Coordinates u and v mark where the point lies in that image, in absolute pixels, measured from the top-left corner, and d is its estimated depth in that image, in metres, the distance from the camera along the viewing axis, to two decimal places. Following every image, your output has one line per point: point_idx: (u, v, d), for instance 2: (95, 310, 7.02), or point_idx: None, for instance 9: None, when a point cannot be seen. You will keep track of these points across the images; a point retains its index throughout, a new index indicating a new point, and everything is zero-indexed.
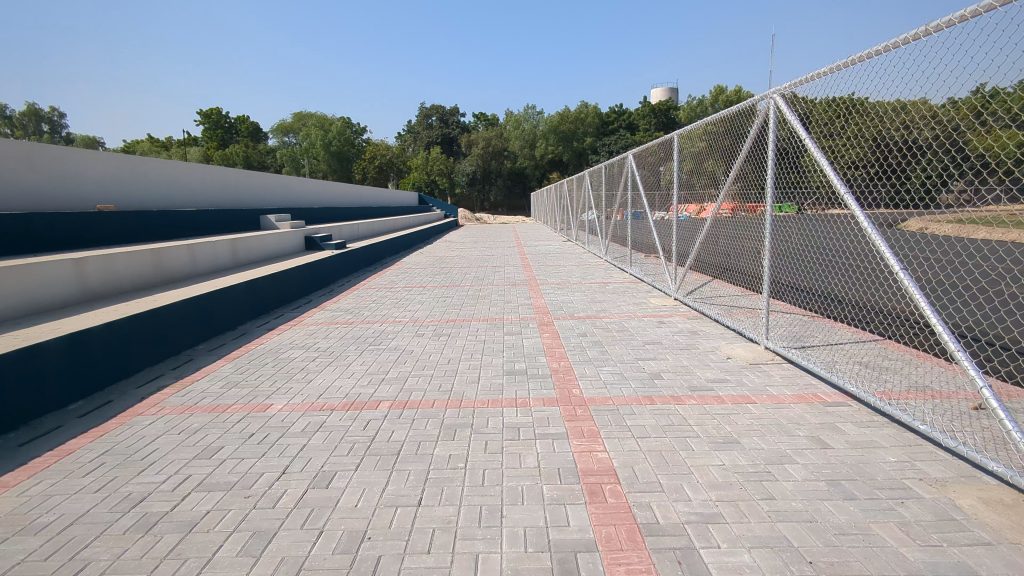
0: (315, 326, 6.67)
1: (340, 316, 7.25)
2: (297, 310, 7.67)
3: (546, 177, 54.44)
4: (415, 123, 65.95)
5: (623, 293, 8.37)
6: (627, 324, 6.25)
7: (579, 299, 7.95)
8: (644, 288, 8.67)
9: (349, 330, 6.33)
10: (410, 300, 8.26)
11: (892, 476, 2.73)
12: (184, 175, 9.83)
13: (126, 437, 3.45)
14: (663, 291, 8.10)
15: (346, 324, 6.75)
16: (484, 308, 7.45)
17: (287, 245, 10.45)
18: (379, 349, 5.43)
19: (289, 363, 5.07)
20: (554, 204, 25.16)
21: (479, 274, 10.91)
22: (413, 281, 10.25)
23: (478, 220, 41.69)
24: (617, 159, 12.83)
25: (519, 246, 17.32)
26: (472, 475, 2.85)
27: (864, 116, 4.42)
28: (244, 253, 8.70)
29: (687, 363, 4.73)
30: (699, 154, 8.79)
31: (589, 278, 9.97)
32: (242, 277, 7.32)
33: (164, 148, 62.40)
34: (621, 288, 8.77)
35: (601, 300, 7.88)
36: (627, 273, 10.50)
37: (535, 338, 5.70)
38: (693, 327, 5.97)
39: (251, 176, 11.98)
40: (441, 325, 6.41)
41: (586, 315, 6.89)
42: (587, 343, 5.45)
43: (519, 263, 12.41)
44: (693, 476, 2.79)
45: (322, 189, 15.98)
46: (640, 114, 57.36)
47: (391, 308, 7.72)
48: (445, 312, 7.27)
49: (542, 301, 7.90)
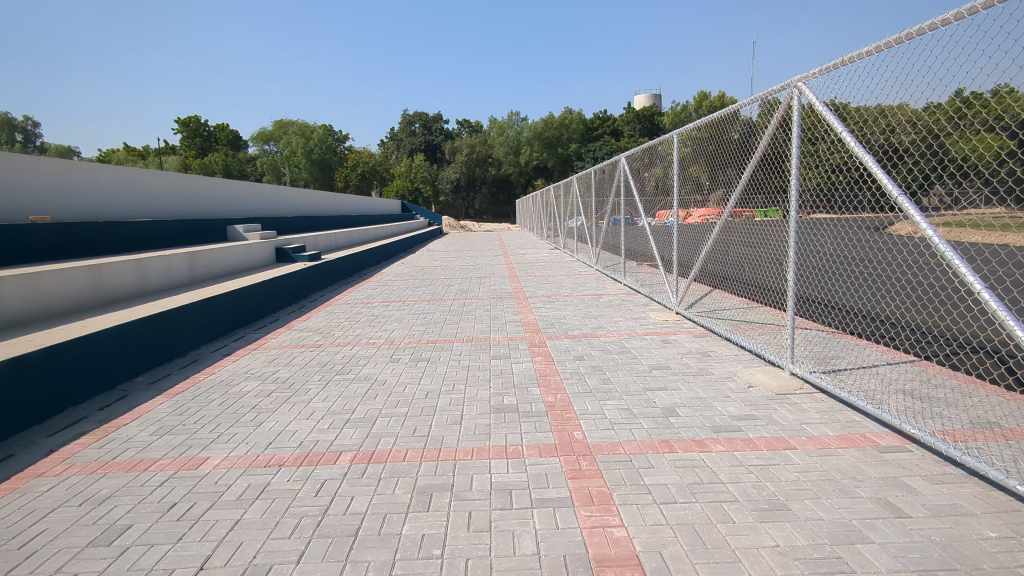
0: (278, 350, 5.93)
1: (307, 338, 6.51)
2: (261, 331, 6.91)
3: (531, 184, 53.90)
4: (398, 131, 65.25)
5: (620, 307, 7.72)
6: (628, 344, 5.58)
7: (572, 314, 7.29)
8: (641, 301, 8.03)
9: (316, 356, 5.60)
10: (388, 318, 7.53)
11: (1002, 563, 2.08)
12: (138, 183, 9.06)
13: (10, 512, 2.71)
14: (663, 305, 7.46)
15: (313, 347, 6.01)
16: (468, 326, 6.76)
17: (255, 258, 9.68)
18: (347, 379, 4.72)
19: (240, 398, 4.35)
20: (541, 211, 24.48)
21: (463, 286, 10.21)
22: (392, 295, 9.53)
23: (462, 227, 41.02)
24: (606, 164, 12.16)
25: (505, 255, 16.62)
26: (451, 569, 2.16)
27: (852, 119, 4.07)
28: (205, 268, 7.93)
29: (704, 394, 4.07)
30: (684, 159, 8.35)
31: (581, 290, 9.32)
32: (198, 295, 6.57)
33: (140, 157, 61.04)
34: (617, 301, 8.13)
35: (597, 315, 7.22)
36: (621, 283, 9.85)
37: (526, 363, 5.02)
38: (703, 348, 5.32)
39: (215, 184, 11.19)
40: (419, 348, 5.71)
41: (581, 333, 6.23)
42: (585, 369, 4.78)
43: (506, 274, 11.73)
44: (743, 567, 2.12)
45: (297, 198, 15.22)
46: (624, 120, 57.07)
47: (365, 327, 6.98)
48: (424, 331, 6.56)
49: (532, 316, 7.22)
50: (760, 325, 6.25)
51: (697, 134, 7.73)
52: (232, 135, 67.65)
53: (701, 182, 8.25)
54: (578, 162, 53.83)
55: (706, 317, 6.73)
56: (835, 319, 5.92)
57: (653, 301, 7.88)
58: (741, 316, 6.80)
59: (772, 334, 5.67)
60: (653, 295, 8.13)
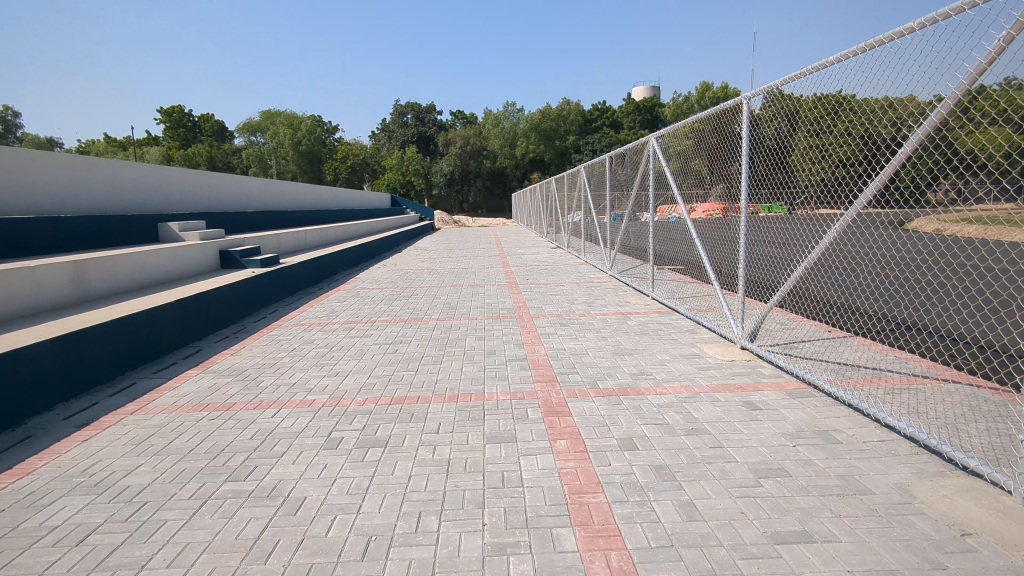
0: (166, 415, 3.94)
1: (221, 390, 4.51)
2: (162, 374, 4.93)
3: (527, 177, 51.97)
4: (390, 122, 63.09)
5: (659, 335, 5.76)
6: (697, 415, 3.62)
7: (598, 349, 5.31)
8: (684, 326, 6.08)
9: (215, 430, 3.64)
10: (346, 351, 5.55)
11: None
12: (27, 170, 7.14)
13: None
14: (720, 335, 5.54)
15: (220, 408, 4.04)
16: (454, 369, 4.80)
17: (185, 263, 7.77)
18: (239, 495, 2.79)
19: (28, 546, 2.39)
20: (539, 203, 22.59)
21: (452, 299, 8.29)
22: (361, 312, 7.57)
23: (454, 222, 39.03)
24: (628, 152, 10.08)
25: (505, 256, 14.68)
26: None
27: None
28: (101, 279, 5.99)
29: (894, 561, 2.12)
30: (686, 152, 7.41)
31: (599, 307, 7.40)
32: (68, 325, 4.60)
33: (121, 147, 58.62)
34: (653, 326, 6.18)
35: (631, 349, 5.28)
36: (649, 297, 7.94)
37: (544, 457, 3.08)
38: (820, 426, 3.38)
39: (143, 172, 9.29)
40: (378, 416, 3.76)
41: (618, 384, 4.29)
42: (645, 476, 2.84)
43: (506, 281, 9.81)
44: None
45: (262, 189, 13.26)
46: (624, 112, 55.24)
47: (310, 368, 5.01)
48: (392, 378, 4.60)
49: (541, 351, 5.29)
50: (876, 372, 4.32)
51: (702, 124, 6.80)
52: (218, 126, 65.43)
53: (706, 174, 7.21)
54: (577, 155, 51.87)
55: (785, 355, 4.81)
56: (962, 354, 4.31)
57: (705, 328, 5.93)
58: (834, 354, 4.85)
59: (909, 396, 3.77)
60: (705, 318, 6.16)
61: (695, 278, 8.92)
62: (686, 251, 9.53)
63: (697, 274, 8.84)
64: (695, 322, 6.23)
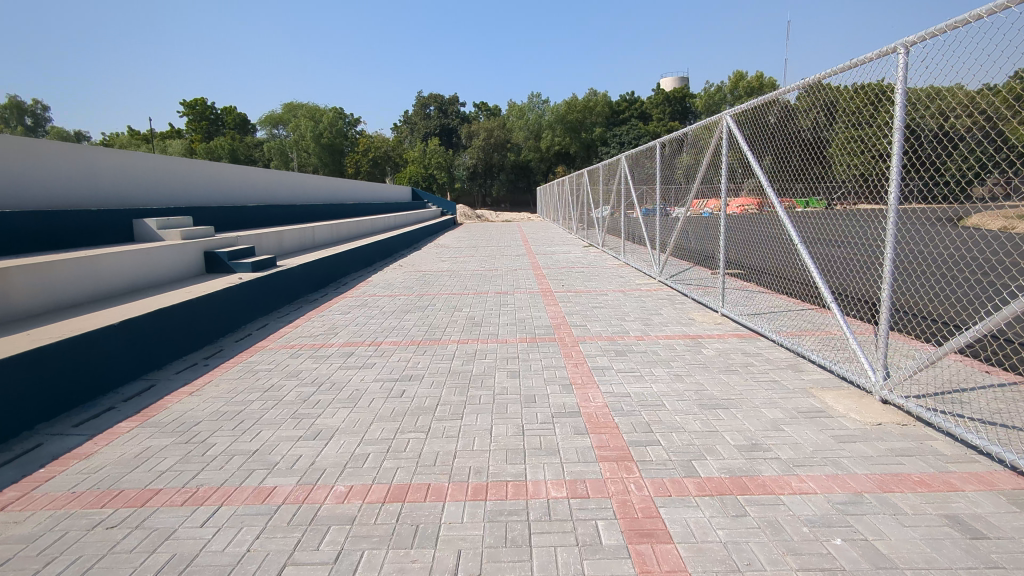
0: (48, 516, 2.62)
1: (154, 457, 3.20)
2: (84, 429, 3.62)
3: (552, 171, 50.43)
4: (412, 114, 61.94)
5: (753, 376, 4.30)
6: (888, 552, 2.16)
7: (676, 399, 3.87)
8: (781, 362, 4.61)
9: (107, 554, 2.31)
10: (336, 393, 4.20)
11: None
12: None
13: None
14: (851, 381, 3.95)
15: (133, 502, 2.72)
16: (480, 431, 3.41)
17: (158, 269, 6.55)
18: None
19: None
20: (567, 197, 21.16)
21: (476, 312, 6.90)
22: (366, 330, 6.23)
23: (477, 216, 37.68)
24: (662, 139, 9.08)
25: (534, 256, 13.29)
26: None
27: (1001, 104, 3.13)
28: (32, 295, 4.76)
29: None
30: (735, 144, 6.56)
31: (659, 327, 5.95)
32: None
33: (144, 141, 58.36)
34: (739, 360, 4.72)
35: (723, 399, 3.83)
36: (715, 309, 6.54)
37: None
38: None
39: (126, 164, 8.18)
40: (362, 535, 2.39)
41: (727, 471, 2.84)
42: None
43: (538, 289, 8.42)
44: None
45: (267, 182, 12.14)
46: (654, 103, 53.28)
47: (283, 422, 3.67)
48: (391, 447, 3.22)
49: (598, 400, 3.87)
50: None
51: (736, 121, 6.37)
52: (240, 118, 65.11)
53: (740, 169, 6.65)
54: (604, 147, 50.11)
55: (962, 419, 3.25)
56: None
57: (819, 369, 4.38)
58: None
59: None
60: (819, 355, 4.56)
61: (778, 291, 7.25)
62: (759, 255, 7.86)
63: (780, 285, 7.17)
64: (806, 359, 4.63)
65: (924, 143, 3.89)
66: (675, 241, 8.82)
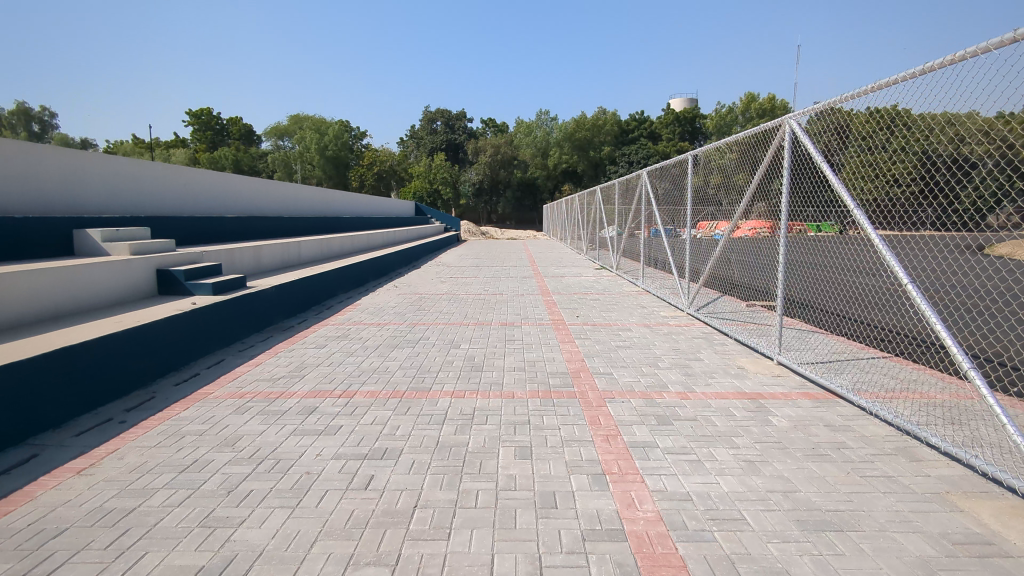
0: None
1: None
2: None
3: (559, 189, 49.52)
4: (419, 129, 61.30)
5: (857, 469, 3.09)
6: None
7: (760, 512, 2.66)
8: (885, 445, 3.40)
9: None
10: (278, 480, 3.02)
11: None
12: None
13: None
14: (1017, 490, 2.73)
15: None
16: (474, 568, 2.23)
17: (93, 291, 5.38)
18: None
19: None
20: (576, 216, 20.04)
21: (476, 350, 5.72)
22: (339, 372, 5.04)
23: (481, 234, 36.60)
24: (680, 159, 8.14)
25: (543, 279, 12.14)
26: None
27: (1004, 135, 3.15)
28: None
29: None
30: (770, 170, 5.93)
31: (703, 380, 4.76)
32: None
33: (146, 149, 57.71)
34: (825, 439, 3.51)
35: (832, 515, 2.62)
36: (767, 352, 5.43)
37: None
38: None
39: (81, 165, 7.10)
40: None
41: None
42: None
43: (549, 321, 7.25)
44: None
45: (254, 192, 11.18)
46: (664, 123, 52.47)
47: (188, 535, 2.50)
48: None
49: (648, 509, 2.68)
50: None
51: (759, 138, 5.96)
52: (245, 129, 64.66)
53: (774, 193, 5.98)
54: (612, 166, 49.21)
55: None
56: None
57: (944, 461, 3.17)
58: None
59: None
60: (943, 438, 3.34)
61: (849, 335, 6.09)
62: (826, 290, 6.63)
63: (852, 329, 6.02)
64: (922, 443, 3.40)
65: (939, 168, 3.92)
66: (707, 271, 7.68)
